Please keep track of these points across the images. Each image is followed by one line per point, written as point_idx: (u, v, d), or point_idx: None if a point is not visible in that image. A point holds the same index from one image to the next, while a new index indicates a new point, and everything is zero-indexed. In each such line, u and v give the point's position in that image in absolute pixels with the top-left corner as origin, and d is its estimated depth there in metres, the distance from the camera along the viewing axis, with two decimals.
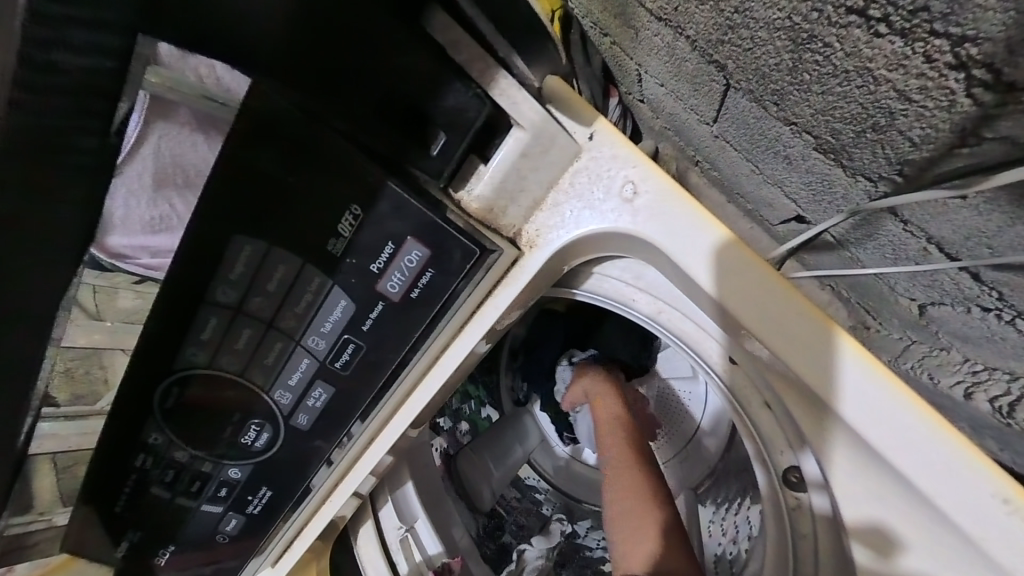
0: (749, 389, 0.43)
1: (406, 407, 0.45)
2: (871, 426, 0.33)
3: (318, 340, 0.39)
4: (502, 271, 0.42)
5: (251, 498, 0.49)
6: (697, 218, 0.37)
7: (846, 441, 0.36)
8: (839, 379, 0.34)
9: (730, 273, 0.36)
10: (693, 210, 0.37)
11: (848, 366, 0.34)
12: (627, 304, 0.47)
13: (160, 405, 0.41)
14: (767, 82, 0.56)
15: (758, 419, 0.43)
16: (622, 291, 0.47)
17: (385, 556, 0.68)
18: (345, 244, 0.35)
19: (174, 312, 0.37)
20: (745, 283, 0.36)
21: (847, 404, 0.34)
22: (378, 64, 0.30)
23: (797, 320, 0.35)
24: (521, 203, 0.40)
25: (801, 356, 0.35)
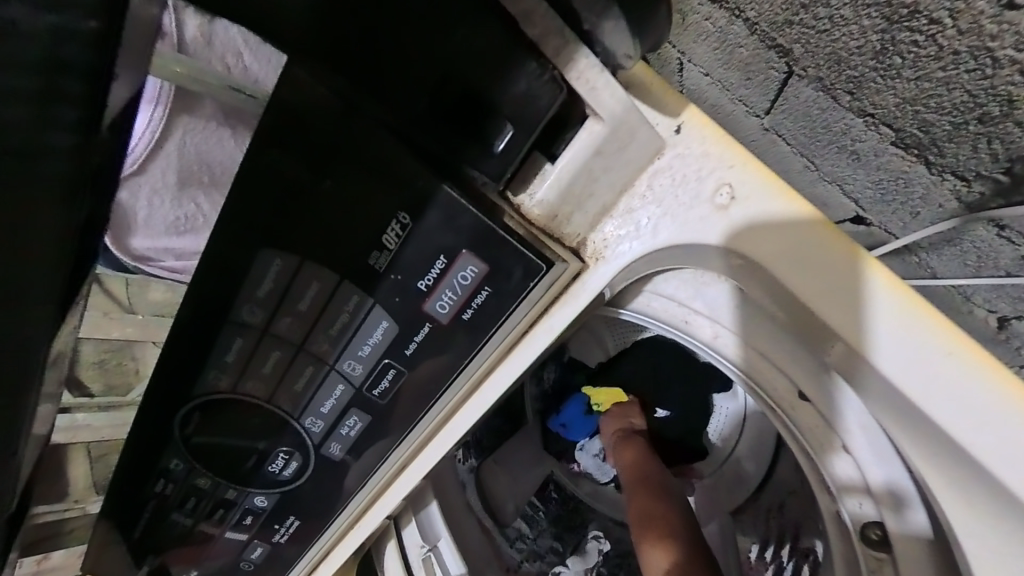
0: (811, 417, 0.40)
1: (446, 432, 0.41)
2: (910, 378, 0.29)
3: (354, 365, 0.34)
4: (560, 288, 0.36)
5: (276, 527, 0.45)
6: (757, 190, 0.31)
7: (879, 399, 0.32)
8: (873, 330, 0.30)
9: (806, 263, 0.31)
10: (764, 184, 0.31)
11: (886, 311, 0.30)
12: (688, 332, 0.42)
13: (180, 430, 0.38)
14: (845, 68, 0.51)
15: (815, 440, 0.40)
16: (674, 313, 0.42)
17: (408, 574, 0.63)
18: (389, 259, 0.30)
19: (193, 332, 0.33)
20: (775, 233, 0.31)
21: (883, 355, 0.30)
22: (384, 65, 0.25)
23: (885, 316, 0.30)
24: (589, 209, 0.33)
25: (837, 306, 0.30)
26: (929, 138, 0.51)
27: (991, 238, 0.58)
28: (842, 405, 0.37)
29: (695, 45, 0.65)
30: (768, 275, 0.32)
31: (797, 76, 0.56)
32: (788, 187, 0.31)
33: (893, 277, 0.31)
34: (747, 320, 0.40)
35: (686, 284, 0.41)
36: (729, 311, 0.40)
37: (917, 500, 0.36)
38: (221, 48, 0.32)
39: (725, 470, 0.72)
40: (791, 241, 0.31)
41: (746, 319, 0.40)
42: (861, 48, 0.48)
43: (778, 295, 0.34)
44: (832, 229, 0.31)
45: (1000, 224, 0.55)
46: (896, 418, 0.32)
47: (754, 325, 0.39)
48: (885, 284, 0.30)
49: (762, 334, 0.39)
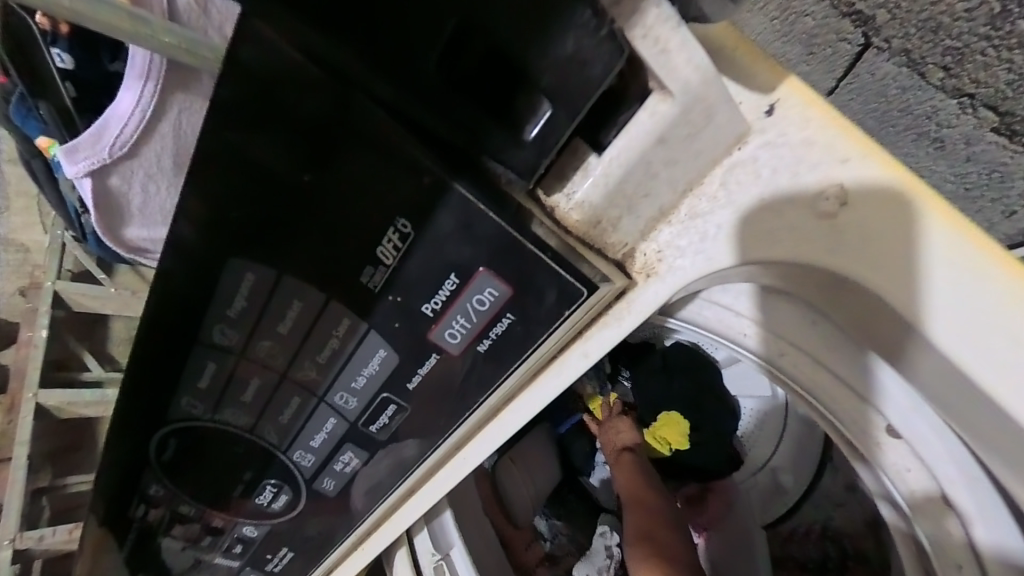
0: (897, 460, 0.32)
1: (451, 468, 0.35)
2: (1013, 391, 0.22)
3: (348, 397, 0.28)
4: (600, 308, 0.29)
5: (270, 556, 0.41)
6: (881, 188, 0.23)
7: (968, 417, 0.25)
8: (965, 320, 0.23)
9: (903, 265, 0.24)
10: (886, 179, 0.23)
11: (980, 296, 0.23)
12: (738, 342, 0.35)
13: (156, 456, 0.33)
14: (955, 30, 0.39)
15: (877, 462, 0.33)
16: (726, 323, 0.34)
17: None
18: (386, 276, 0.23)
19: (157, 353, 0.27)
20: (855, 206, 0.24)
21: (978, 358, 0.23)
22: (422, 39, 0.19)
23: (982, 310, 0.23)
24: (642, 213, 0.26)
25: (910, 290, 0.23)
26: None
27: None
28: (937, 448, 0.30)
29: (749, 16, 0.51)
30: (862, 282, 0.25)
31: (880, 47, 0.44)
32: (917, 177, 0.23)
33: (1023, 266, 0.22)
34: (813, 320, 0.31)
35: (754, 299, 0.32)
36: (802, 313, 0.31)
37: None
38: (219, 18, 0.29)
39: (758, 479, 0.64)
40: (886, 239, 0.24)
41: (814, 326, 0.31)
42: (973, 12, 0.38)
43: (868, 307, 0.26)
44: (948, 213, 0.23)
45: None
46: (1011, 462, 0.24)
47: (828, 350, 0.31)
48: (974, 249, 0.22)
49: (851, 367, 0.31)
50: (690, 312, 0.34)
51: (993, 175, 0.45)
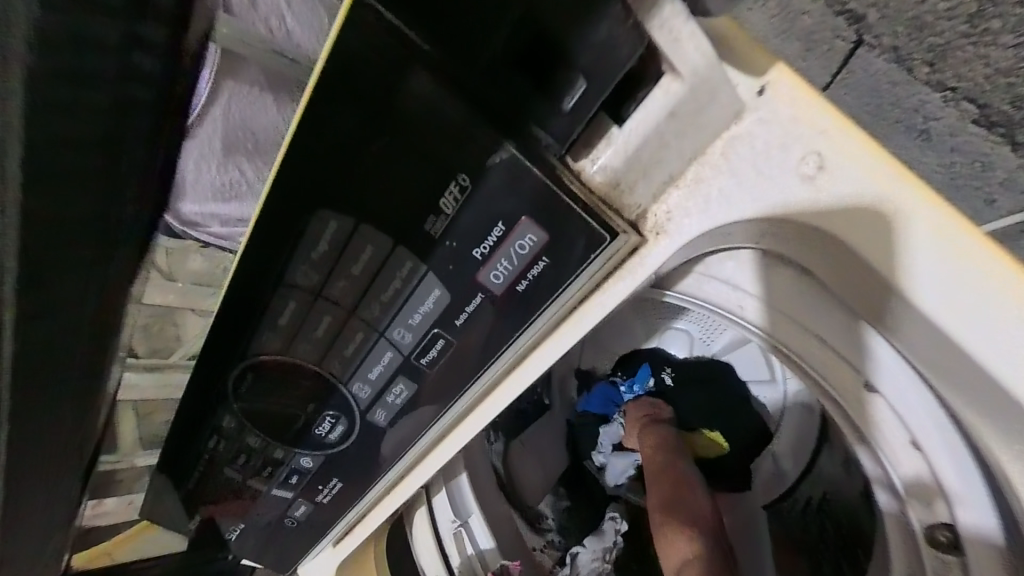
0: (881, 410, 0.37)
1: (483, 411, 0.40)
2: (990, 348, 0.28)
3: (405, 332, 0.34)
4: (617, 261, 0.34)
5: (320, 488, 0.46)
6: (855, 157, 0.28)
7: (955, 374, 0.31)
8: (955, 293, 0.28)
9: (875, 229, 0.29)
10: (858, 148, 0.28)
11: (966, 273, 0.28)
12: (740, 315, 0.40)
13: (232, 389, 0.38)
14: None
15: (863, 418, 0.38)
16: (726, 296, 0.40)
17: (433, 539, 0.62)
18: (445, 224, 0.29)
19: (244, 293, 0.33)
20: (860, 194, 0.29)
21: (965, 325, 0.28)
22: (483, 27, 0.24)
23: (968, 284, 0.28)
24: (654, 178, 0.31)
25: (908, 267, 0.28)
26: None
27: None
28: (912, 393, 0.35)
29: None
30: (849, 248, 0.30)
31: None
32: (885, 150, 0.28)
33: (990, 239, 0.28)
34: (810, 295, 0.36)
35: (746, 267, 0.38)
36: (794, 287, 0.36)
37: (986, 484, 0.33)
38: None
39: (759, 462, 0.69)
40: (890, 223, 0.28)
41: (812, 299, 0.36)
42: None
43: (852, 267, 0.31)
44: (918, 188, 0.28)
45: None
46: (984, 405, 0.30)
47: (808, 307, 0.36)
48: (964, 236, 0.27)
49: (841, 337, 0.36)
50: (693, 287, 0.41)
51: None
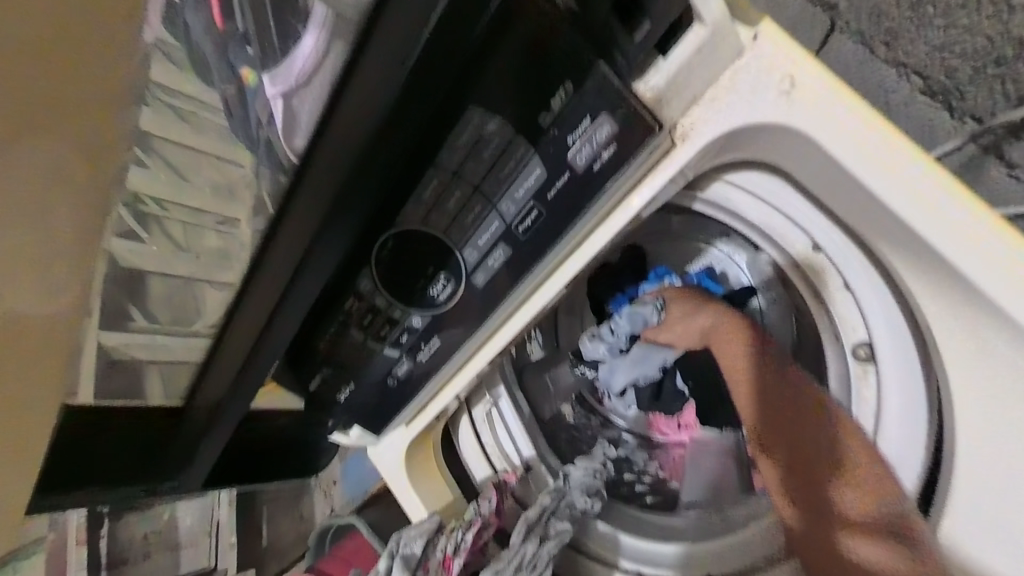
0: (818, 267, 0.63)
1: (554, 278, 0.58)
2: (966, 262, 0.46)
3: (510, 205, 0.49)
4: (656, 159, 0.50)
5: (422, 346, 0.61)
6: (836, 95, 0.44)
7: (933, 272, 0.50)
8: (949, 235, 0.45)
9: (888, 173, 0.45)
10: (834, 86, 0.44)
11: (957, 217, 0.45)
12: (731, 206, 0.64)
13: (376, 255, 0.53)
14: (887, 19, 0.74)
15: (820, 278, 0.63)
16: (738, 198, 0.63)
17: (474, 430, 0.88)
18: (552, 116, 0.44)
19: (401, 174, 0.46)
20: (885, 159, 0.45)
21: (957, 254, 0.46)
22: None
23: (958, 225, 0.45)
24: (684, 97, 0.47)
25: (920, 214, 0.46)
26: (953, 83, 0.74)
27: None
28: (845, 251, 0.60)
29: None
30: (815, 145, 0.47)
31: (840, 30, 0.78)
32: (849, 90, 0.45)
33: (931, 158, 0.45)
34: (790, 191, 0.60)
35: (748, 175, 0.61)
36: (771, 186, 0.61)
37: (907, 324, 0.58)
38: None
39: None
40: (913, 187, 0.45)
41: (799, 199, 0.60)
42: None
43: (821, 169, 0.50)
44: (891, 130, 0.44)
45: None
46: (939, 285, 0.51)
47: (783, 200, 0.61)
48: (956, 197, 0.45)
49: (794, 212, 0.61)
50: (710, 191, 0.64)
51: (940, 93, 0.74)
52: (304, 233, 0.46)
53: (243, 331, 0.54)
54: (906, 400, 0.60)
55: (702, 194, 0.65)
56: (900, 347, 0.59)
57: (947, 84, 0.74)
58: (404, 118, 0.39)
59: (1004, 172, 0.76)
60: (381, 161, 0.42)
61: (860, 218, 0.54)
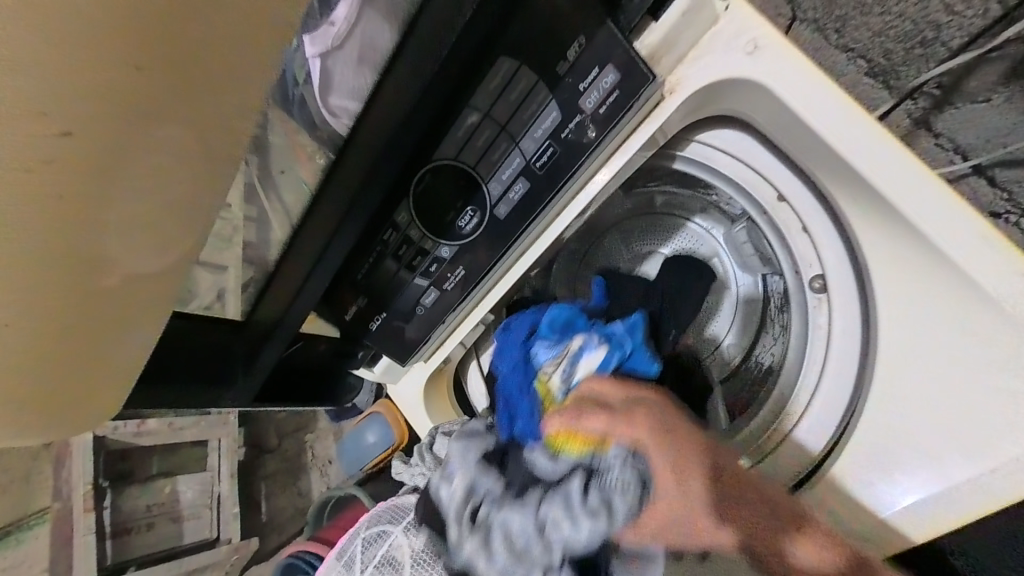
0: (786, 217, 0.72)
1: (564, 215, 0.69)
2: (895, 190, 0.55)
3: (531, 142, 0.59)
4: (649, 109, 0.61)
5: (448, 276, 0.70)
6: (790, 55, 0.56)
7: (875, 210, 0.60)
8: (885, 174, 0.55)
9: (833, 119, 0.56)
10: (789, 48, 0.55)
11: (892, 159, 0.55)
12: (708, 161, 0.75)
13: (414, 188, 0.62)
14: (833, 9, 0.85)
15: (783, 222, 0.72)
16: (715, 154, 0.74)
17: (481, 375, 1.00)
18: (568, 66, 0.54)
19: (444, 113, 0.56)
20: (829, 106, 0.56)
21: (890, 187, 0.55)
22: None
23: (892, 163, 0.55)
24: (672, 55, 0.58)
25: (858, 154, 0.56)
26: (890, 65, 0.85)
27: (970, 110, 0.83)
28: (804, 199, 0.70)
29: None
30: (772, 95, 0.58)
31: (799, 20, 0.92)
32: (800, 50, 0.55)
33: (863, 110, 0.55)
34: (759, 146, 0.72)
35: (725, 132, 0.73)
36: (743, 141, 0.72)
37: (850, 262, 0.67)
38: None
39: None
40: (850, 131, 0.55)
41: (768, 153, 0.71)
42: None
43: (782, 120, 0.61)
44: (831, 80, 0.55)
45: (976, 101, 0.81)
46: (876, 219, 0.61)
47: (754, 154, 0.72)
48: (890, 142, 0.55)
49: (761, 164, 0.72)
50: (691, 148, 0.76)
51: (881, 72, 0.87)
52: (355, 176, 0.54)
53: (294, 268, 0.61)
54: (850, 332, 0.66)
55: (684, 151, 0.76)
56: (846, 284, 0.67)
57: (885, 65, 0.86)
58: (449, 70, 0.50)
59: (931, 141, 0.90)
60: (426, 105, 0.51)
61: (821, 164, 0.63)
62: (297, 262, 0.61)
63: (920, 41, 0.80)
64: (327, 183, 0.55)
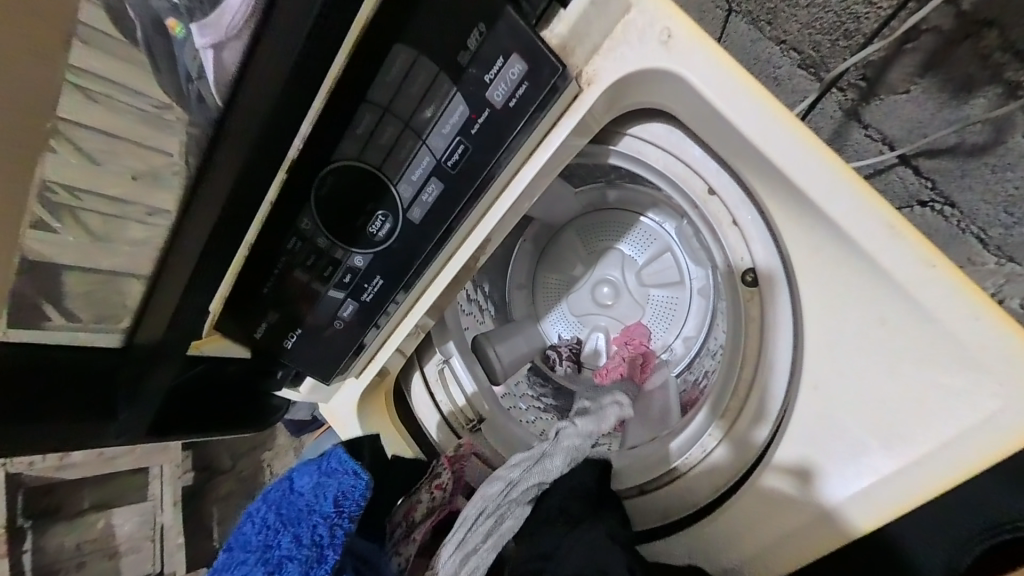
0: (720, 213, 0.70)
1: (487, 217, 0.65)
2: (810, 184, 0.54)
3: (439, 140, 0.54)
4: (567, 103, 0.58)
5: (366, 287, 0.65)
6: (705, 45, 0.53)
7: (796, 206, 0.59)
8: (801, 168, 0.54)
9: (748, 112, 0.54)
10: (704, 38, 0.53)
11: (806, 154, 0.54)
12: (639, 156, 0.73)
13: (315, 193, 0.56)
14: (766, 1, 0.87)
15: (716, 217, 0.71)
16: (647, 148, 0.72)
17: (425, 386, 0.97)
18: (470, 56, 0.50)
19: (338, 109, 0.50)
20: (743, 99, 0.54)
21: (806, 182, 0.55)
22: None
23: (807, 157, 0.54)
24: (585, 46, 0.55)
25: (775, 149, 0.55)
26: (819, 58, 0.87)
27: (891, 104, 0.84)
28: (733, 192, 0.69)
29: None
30: (688, 87, 0.55)
31: (735, 13, 0.94)
32: (713, 40, 0.53)
33: (778, 103, 0.54)
34: (687, 139, 0.70)
35: (654, 125, 0.71)
36: (671, 135, 0.70)
37: (778, 256, 0.66)
38: None
39: (675, 343, 1.24)
40: (765, 125, 0.54)
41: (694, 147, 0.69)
42: None
43: (702, 114, 0.59)
44: (746, 71, 0.54)
45: (894, 95, 0.82)
46: (796, 214, 0.60)
47: (684, 148, 0.70)
48: (804, 137, 0.54)
49: (690, 158, 0.70)
50: (623, 142, 0.73)
51: (811, 64, 0.89)
52: (231, 180, 0.49)
53: (176, 285, 0.55)
54: (779, 327, 0.66)
55: (615, 146, 0.74)
56: (776, 279, 0.66)
57: (814, 58, 0.87)
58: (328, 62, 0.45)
59: (861, 131, 0.91)
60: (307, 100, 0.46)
61: (743, 160, 0.61)
62: (180, 275, 0.55)
63: (843, 34, 0.80)
64: (202, 188, 0.49)
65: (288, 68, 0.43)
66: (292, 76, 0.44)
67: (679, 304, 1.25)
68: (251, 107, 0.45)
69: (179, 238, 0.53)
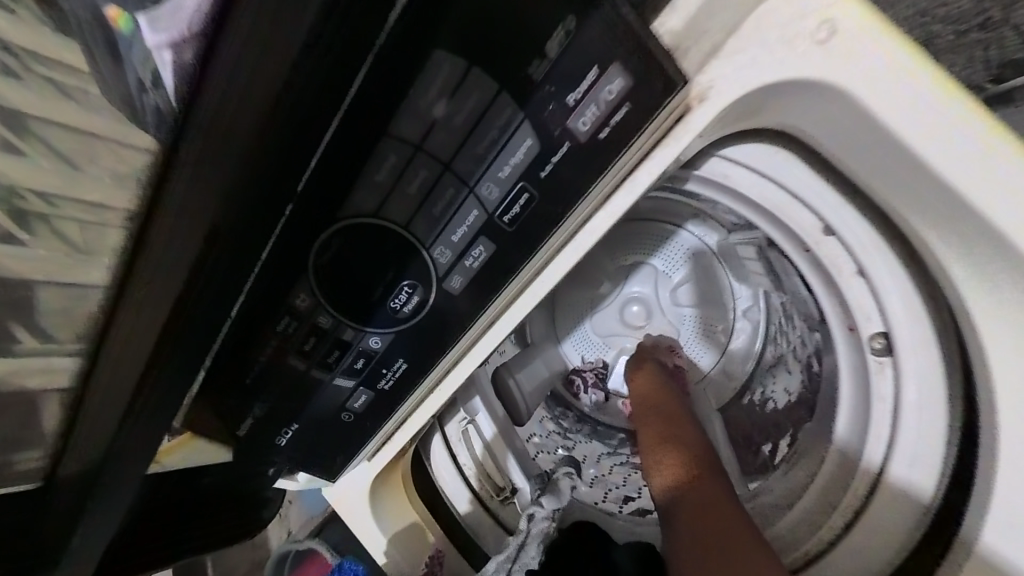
0: (839, 258, 0.54)
1: (541, 279, 0.46)
2: None
3: (492, 188, 0.37)
4: (667, 127, 0.41)
5: (384, 373, 0.48)
6: (888, 45, 0.36)
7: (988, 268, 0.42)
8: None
9: (942, 139, 0.37)
10: (886, 35, 0.36)
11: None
12: (729, 182, 0.56)
13: (314, 260, 0.39)
14: None
15: (834, 263, 0.55)
16: (743, 174, 0.55)
17: (446, 447, 0.80)
18: (547, 68, 0.33)
19: (348, 145, 0.33)
20: (936, 123, 0.37)
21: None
22: None
23: None
24: (702, 47, 0.38)
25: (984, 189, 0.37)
26: None
27: None
28: (860, 233, 0.52)
29: None
30: (852, 105, 0.38)
31: None
32: (901, 36, 0.36)
33: (993, 125, 0.37)
34: (796, 162, 0.53)
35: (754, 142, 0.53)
36: (776, 155, 0.53)
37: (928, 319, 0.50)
38: None
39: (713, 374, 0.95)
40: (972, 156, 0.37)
41: (807, 172, 0.52)
42: None
43: (858, 139, 0.42)
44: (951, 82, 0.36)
45: None
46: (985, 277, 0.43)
47: (793, 174, 0.53)
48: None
49: (801, 188, 0.53)
50: (708, 165, 0.56)
51: None
52: None
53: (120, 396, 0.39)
54: (923, 407, 0.51)
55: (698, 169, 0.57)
56: (920, 347, 0.51)
57: None
58: (336, 83, 0.28)
59: None
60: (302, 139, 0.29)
61: (915, 204, 0.43)
62: None
63: None
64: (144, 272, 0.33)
65: (261, 99, 0.26)
66: (270, 114, 0.27)
67: (718, 327, 0.96)
68: (212, 163, 0.28)
69: (98, 358, 0.35)
